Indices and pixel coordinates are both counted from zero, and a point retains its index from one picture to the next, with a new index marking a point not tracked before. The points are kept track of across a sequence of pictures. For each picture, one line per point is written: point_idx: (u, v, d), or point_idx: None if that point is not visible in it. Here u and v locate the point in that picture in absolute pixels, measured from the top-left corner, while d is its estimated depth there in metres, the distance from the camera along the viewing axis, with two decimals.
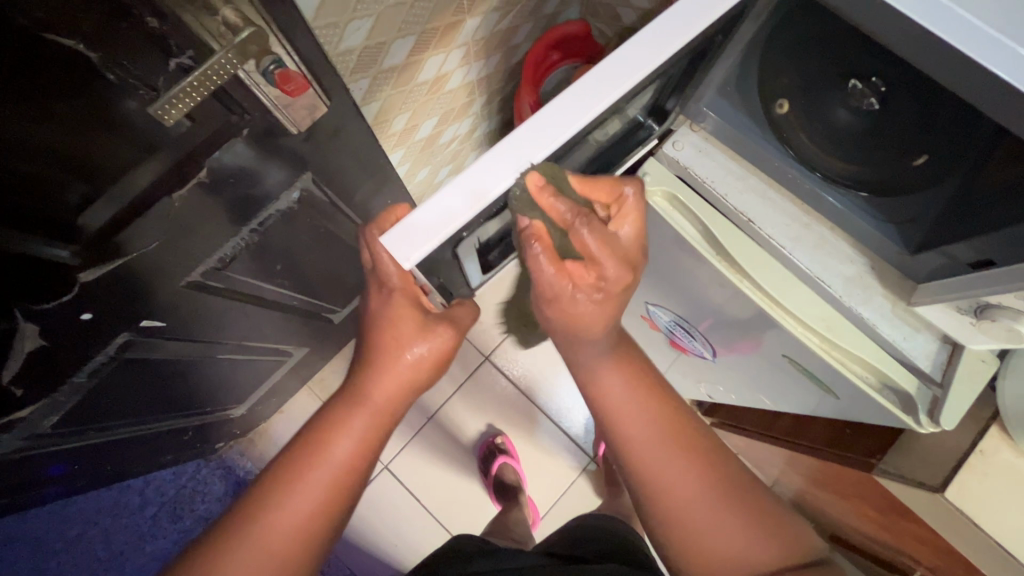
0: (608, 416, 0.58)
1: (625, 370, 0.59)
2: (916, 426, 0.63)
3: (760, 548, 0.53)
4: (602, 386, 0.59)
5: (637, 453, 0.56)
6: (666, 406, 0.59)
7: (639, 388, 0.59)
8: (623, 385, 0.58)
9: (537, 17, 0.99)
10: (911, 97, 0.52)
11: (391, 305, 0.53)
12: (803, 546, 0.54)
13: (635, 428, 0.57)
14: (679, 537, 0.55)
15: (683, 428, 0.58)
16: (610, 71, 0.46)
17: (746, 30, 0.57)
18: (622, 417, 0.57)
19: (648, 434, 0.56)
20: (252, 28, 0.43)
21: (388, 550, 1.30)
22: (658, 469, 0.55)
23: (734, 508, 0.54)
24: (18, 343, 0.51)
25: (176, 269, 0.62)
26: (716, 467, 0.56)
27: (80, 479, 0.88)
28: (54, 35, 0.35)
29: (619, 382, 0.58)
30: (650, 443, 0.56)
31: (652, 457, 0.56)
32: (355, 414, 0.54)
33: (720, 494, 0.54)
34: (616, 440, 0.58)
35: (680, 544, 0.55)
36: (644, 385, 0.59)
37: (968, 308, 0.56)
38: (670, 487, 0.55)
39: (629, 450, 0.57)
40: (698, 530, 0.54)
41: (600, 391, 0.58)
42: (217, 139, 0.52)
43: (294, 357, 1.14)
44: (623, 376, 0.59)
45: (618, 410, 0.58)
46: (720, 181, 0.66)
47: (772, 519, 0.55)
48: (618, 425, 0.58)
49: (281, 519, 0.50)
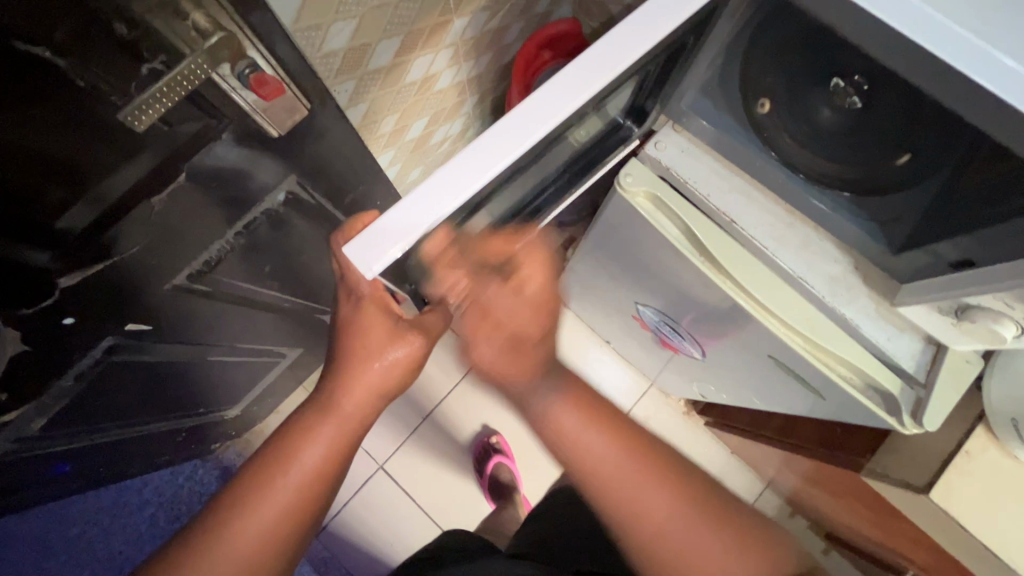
0: (569, 450, 0.59)
1: (581, 403, 0.60)
2: (901, 429, 0.62)
3: (726, 555, 0.57)
4: (555, 425, 0.59)
5: (608, 486, 0.58)
6: (622, 430, 0.60)
7: (597, 425, 0.60)
8: (577, 421, 0.60)
9: (528, 16, 0.99)
10: (897, 93, 0.53)
11: (360, 312, 0.55)
12: (756, 547, 0.58)
13: (597, 460, 0.58)
14: (659, 558, 0.58)
15: (649, 453, 0.60)
16: (581, 68, 0.46)
17: (722, 28, 0.56)
18: (583, 451, 0.59)
19: (615, 462, 0.58)
20: (222, 33, 0.43)
21: (384, 549, 1.30)
22: (632, 497, 0.57)
23: (706, 520, 0.58)
24: (2, 348, 0.51)
25: (162, 271, 0.62)
26: (684, 486, 0.59)
27: (76, 479, 0.89)
28: (23, 43, 0.35)
29: (573, 416, 0.60)
30: (613, 472, 0.58)
31: (622, 482, 0.58)
32: (322, 422, 0.55)
33: (690, 508, 0.58)
34: (582, 473, 0.59)
35: (663, 565, 0.58)
36: (598, 422, 0.60)
37: (949, 309, 0.56)
38: (647, 508, 0.58)
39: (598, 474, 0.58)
40: (675, 550, 0.57)
41: (562, 423, 0.60)
42: (196, 142, 0.52)
43: (288, 358, 1.14)
44: (578, 414, 0.60)
45: (579, 440, 0.59)
46: (702, 182, 0.66)
47: (733, 522, 0.59)
48: (581, 458, 0.59)
49: (253, 524, 0.50)
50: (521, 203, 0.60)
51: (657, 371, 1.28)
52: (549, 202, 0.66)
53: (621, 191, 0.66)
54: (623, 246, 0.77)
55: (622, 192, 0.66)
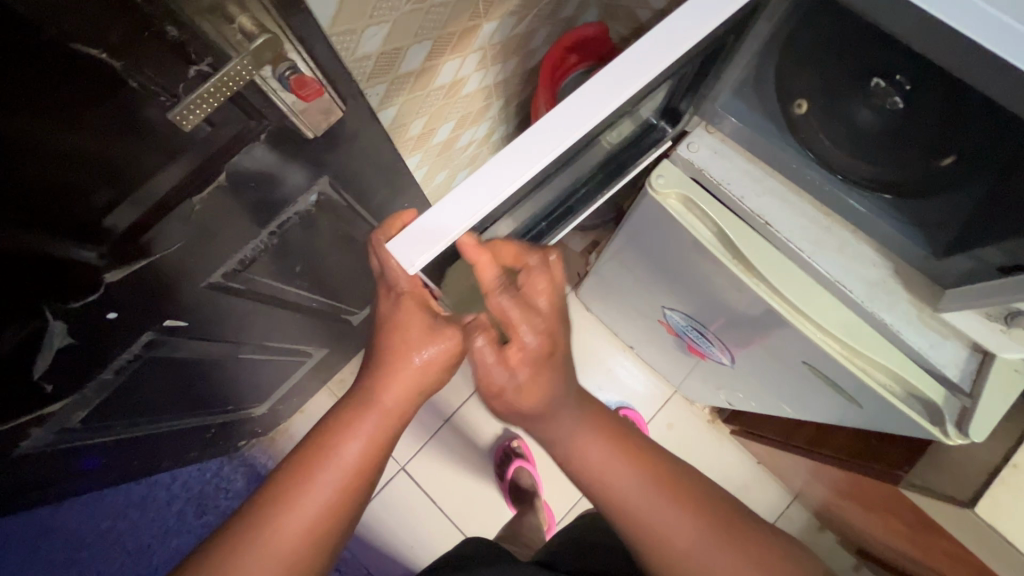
0: (590, 475, 0.60)
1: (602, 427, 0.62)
2: (943, 438, 0.61)
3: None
4: (579, 447, 0.61)
5: (631, 509, 0.58)
6: (646, 454, 0.61)
7: (622, 448, 0.61)
8: (603, 446, 0.61)
9: (555, 20, 0.99)
10: (938, 97, 0.50)
11: (400, 308, 0.56)
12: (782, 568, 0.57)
13: (619, 483, 0.59)
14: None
15: (671, 477, 0.60)
16: (619, 71, 0.45)
17: (761, 28, 0.55)
18: (606, 478, 0.59)
19: (636, 486, 0.58)
20: (267, 35, 0.44)
21: (404, 550, 1.31)
22: (654, 518, 0.57)
23: (732, 540, 0.57)
24: (49, 341, 0.53)
25: (200, 269, 0.64)
26: (705, 505, 0.59)
27: (110, 472, 0.91)
28: (80, 45, 0.37)
29: (599, 445, 0.61)
30: (636, 496, 0.58)
31: (643, 503, 0.58)
32: (363, 417, 0.55)
33: (712, 528, 0.57)
34: (604, 498, 0.59)
35: None
36: (624, 445, 0.61)
37: (998, 315, 0.55)
38: (668, 529, 0.57)
39: (623, 496, 0.58)
40: None
41: (587, 450, 0.61)
42: (237, 144, 0.53)
43: (313, 358, 1.16)
44: (603, 442, 0.61)
45: (602, 464, 0.60)
46: (736, 184, 0.65)
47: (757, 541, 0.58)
48: (606, 479, 0.59)
49: (295, 519, 0.51)
50: (553, 204, 0.61)
51: (681, 378, 1.26)
52: (579, 204, 0.66)
53: (654, 194, 0.66)
54: (653, 250, 0.77)
55: (654, 195, 0.66)
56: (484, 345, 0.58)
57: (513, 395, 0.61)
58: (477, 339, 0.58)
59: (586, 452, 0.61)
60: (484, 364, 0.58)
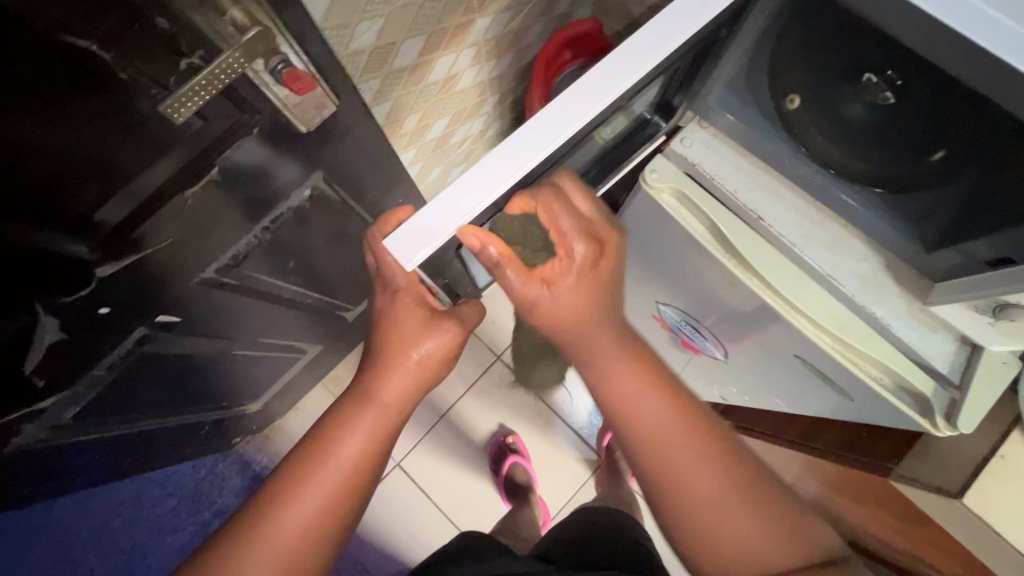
0: (616, 407, 0.54)
1: (637, 363, 0.56)
2: (934, 431, 0.62)
3: (774, 553, 0.49)
4: (606, 378, 0.55)
5: (653, 452, 0.53)
6: (681, 396, 0.54)
7: (657, 385, 0.54)
8: (634, 380, 0.54)
9: (549, 16, 0.99)
10: (927, 96, 0.50)
11: (396, 303, 0.57)
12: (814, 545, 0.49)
13: (649, 423, 0.53)
14: (696, 537, 0.52)
15: (704, 422, 0.54)
16: (612, 67, 0.46)
17: (753, 23, 0.56)
18: (631, 410, 0.54)
19: (664, 428, 0.53)
20: (258, 27, 0.44)
21: (400, 546, 1.31)
22: (678, 468, 0.52)
23: (760, 502, 0.51)
24: (40, 337, 0.53)
25: (193, 265, 0.63)
26: (738, 459, 0.52)
27: (103, 469, 0.91)
28: (69, 37, 0.37)
29: (631, 376, 0.54)
30: (661, 437, 0.52)
31: (667, 446, 0.52)
32: (364, 413, 0.55)
33: (740, 490, 0.51)
34: (628, 434, 0.54)
35: (699, 542, 0.52)
36: (657, 384, 0.54)
37: (986, 307, 0.56)
38: (689, 481, 0.51)
39: (648, 438, 0.53)
40: (712, 530, 0.51)
41: (613, 383, 0.54)
42: (230, 137, 0.53)
43: (307, 355, 1.15)
44: (636, 371, 0.55)
45: (630, 399, 0.54)
46: (730, 179, 0.66)
47: (789, 512, 0.50)
48: (632, 417, 0.54)
49: (296, 516, 0.50)
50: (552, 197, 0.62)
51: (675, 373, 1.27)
52: None
53: (648, 187, 0.68)
54: (646, 249, 0.79)
55: (648, 188, 0.68)
56: (536, 286, 0.53)
57: (545, 312, 0.55)
58: (527, 280, 0.53)
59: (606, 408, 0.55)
60: (537, 297, 0.54)
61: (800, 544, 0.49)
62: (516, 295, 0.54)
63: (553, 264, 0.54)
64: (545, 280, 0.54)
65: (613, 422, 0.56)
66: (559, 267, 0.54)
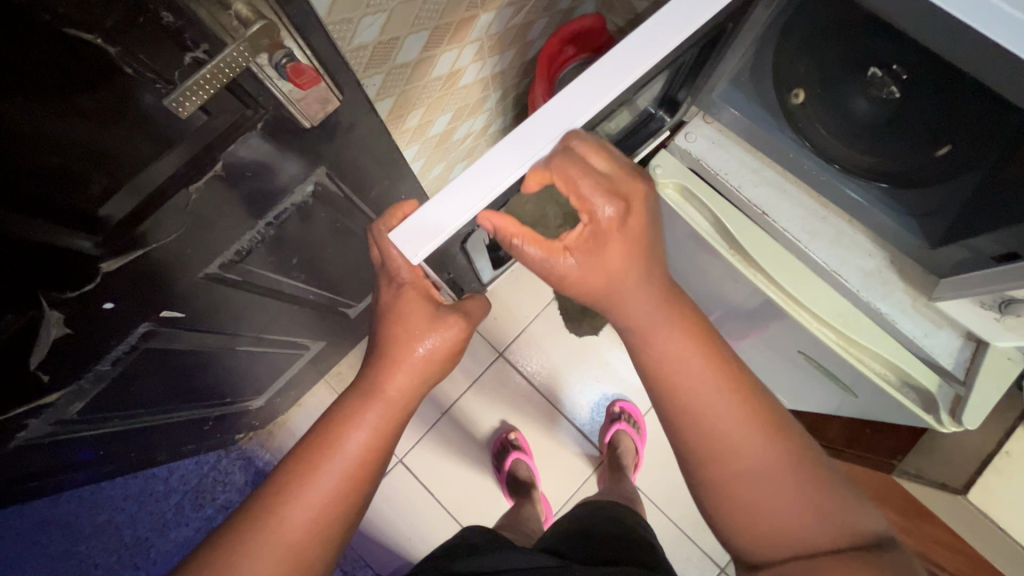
0: (664, 375, 0.54)
1: (677, 335, 0.55)
2: (938, 426, 0.63)
3: (813, 529, 0.48)
4: (653, 346, 0.55)
5: (692, 420, 0.53)
6: (732, 368, 0.54)
7: (703, 355, 0.54)
8: (683, 346, 0.54)
9: (553, 12, 0.99)
10: (933, 88, 0.50)
11: (400, 298, 0.56)
12: (857, 528, 0.48)
13: (700, 392, 0.53)
14: (732, 509, 0.51)
15: (748, 392, 0.53)
16: (617, 61, 0.45)
17: (759, 17, 0.56)
18: (675, 380, 0.54)
19: (707, 397, 0.52)
20: (264, 21, 0.43)
21: (403, 542, 1.31)
22: (717, 436, 0.52)
23: (796, 476, 0.50)
24: (45, 332, 0.53)
25: (197, 260, 0.63)
26: (778, 431, 0.52)
27: (107, 464, 0.91)
28: (74, 30, 0.37)
29: (681, 347, 0.54)
30: (703, 405, 0.52)
31: (707, 416, 0.52)
32: (369, 407, 0.55)
33: (782, 464, 0.51)
34: (673, 404, 0.54)
35: (730, 512, 0.52)
36: (705, 352, 0.54)
37: (992, 303, 0.55)
38: (732, 453, 0.51)
39: (689, 406, 0.53)
40: (746, 501, 0.51)
41: (660, 350, 0.55)
42: (233, 132, 0.53)
43: (310, 351, 1.15)
44: (686, 341, 0.55)
45: (673, 368, 0.54)
46: (733, 174, 0.66)
47: (830, 492, 0.50)
48: (674, 387, 0.54)
49: (302, 508, 0.51)
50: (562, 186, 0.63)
51: None
52: None
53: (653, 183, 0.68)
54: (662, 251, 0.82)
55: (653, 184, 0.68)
56: (564, 255, 0.53)
57: (576, 279, 0.54)
58: (555, 255, 0.52)
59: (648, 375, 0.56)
60: (566, 267, 0.53)
61: (835, 521, 0.48)
62: (543, 267, 0.53)
63: (579, 229, 0.53)
64: (569, 247, 0.53)
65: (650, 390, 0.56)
66: (586, 231, 0.52)
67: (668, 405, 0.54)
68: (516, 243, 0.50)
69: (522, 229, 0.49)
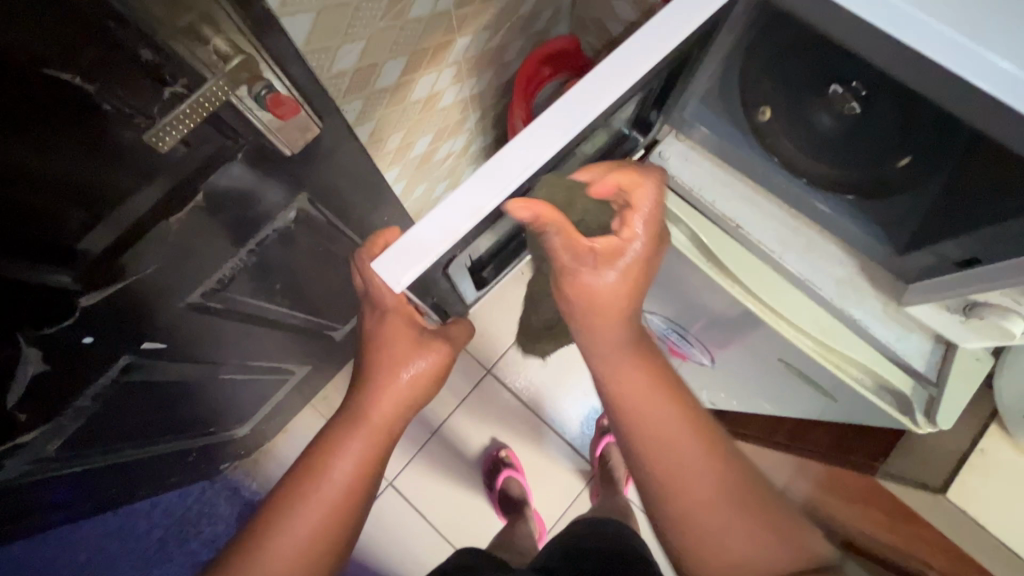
0: (627, 411, 0.56)
1: (642, 362, 0.59)
2: (915, 427, 0.67)
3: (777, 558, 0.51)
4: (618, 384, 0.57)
5: (657, 456, 0.54)
6: (686, 401, 0.57)
7: (664, 392, 0.57)
8: (644, 380, 0.57)
9: (528, 34, 1.01)
10: (891, 105, 0.52)
11: (385, 324, 0.55)
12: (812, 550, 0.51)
13: (664, 427, 0.55)
14: (698, 545, 0.53)
15: (707, 426, 0.56)
16: (588, 87, 0.47)
17: (723, 39, 0.57)
18: (640, 416, 0.56)
19: (670, 432, 0.55)
20: (242, 56, 0.45)
21: (394, 567, 1.29)
22: (682, 469, 0.53)
23: (756, 507, 0.53)
24: (21, 369, 0.52)
25: (177, 289, 0.63)
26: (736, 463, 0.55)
27: (86, 502, 0.89)
28: (52, 69, 0.37)
29: (641, 378, 0.57)
30: (668, 440, 0.54)
31: (670, 449, 0.54)
32: (353, 436, 0.55)
33: (743, 496, 0.53)
34: (639, 440, 0.55)
35: (696, 547, 0.53)
36: (665, 386, 0.57)
37: (956, 306, 0.59)
38: (694, 485, 0.53)
39: (654, 440, 0.55)
40: (711, 535, 0.52)
41: (621, 384, 0.57)
42: (212, 164, 0.53)
43: (296, 376, 1.14)
44: (646, 377, 0.57)
45: (635, 404, 0.56)
46: (706, 189, 0.69)
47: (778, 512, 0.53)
48: (639, 422, 0.55)
49: (285, 545, 0.50)
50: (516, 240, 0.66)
51: None
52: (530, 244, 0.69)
53: None
54: None
55: None
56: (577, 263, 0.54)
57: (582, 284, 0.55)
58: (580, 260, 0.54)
59: (616, 403, 0.57)
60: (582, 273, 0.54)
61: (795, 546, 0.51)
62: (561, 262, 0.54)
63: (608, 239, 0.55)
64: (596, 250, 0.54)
65: (613, 421, 0.58)
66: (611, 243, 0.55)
67: (632, 441, 0.56)
68: (548, 230, 0.49)
69: (559, 217, 0.49)
